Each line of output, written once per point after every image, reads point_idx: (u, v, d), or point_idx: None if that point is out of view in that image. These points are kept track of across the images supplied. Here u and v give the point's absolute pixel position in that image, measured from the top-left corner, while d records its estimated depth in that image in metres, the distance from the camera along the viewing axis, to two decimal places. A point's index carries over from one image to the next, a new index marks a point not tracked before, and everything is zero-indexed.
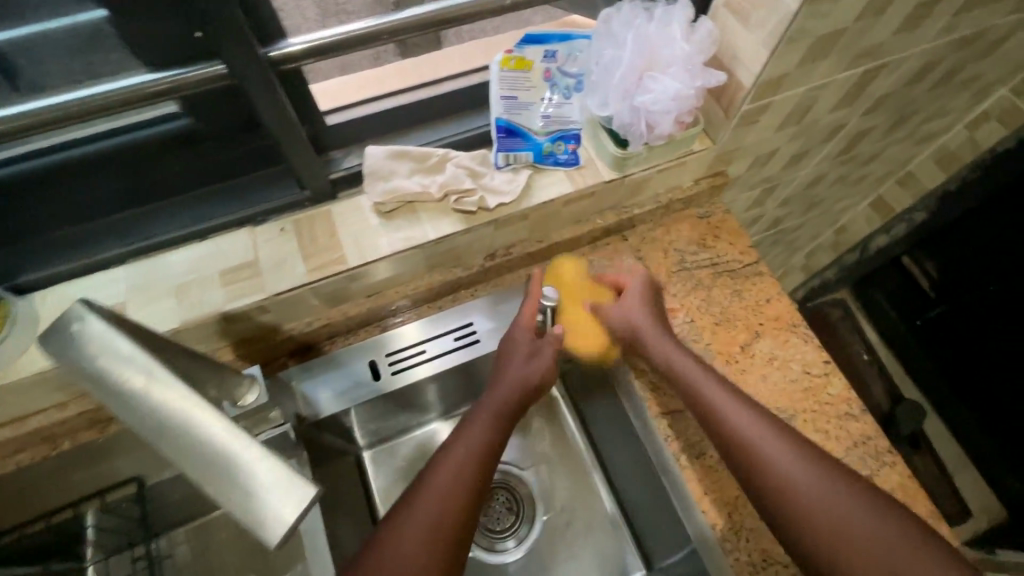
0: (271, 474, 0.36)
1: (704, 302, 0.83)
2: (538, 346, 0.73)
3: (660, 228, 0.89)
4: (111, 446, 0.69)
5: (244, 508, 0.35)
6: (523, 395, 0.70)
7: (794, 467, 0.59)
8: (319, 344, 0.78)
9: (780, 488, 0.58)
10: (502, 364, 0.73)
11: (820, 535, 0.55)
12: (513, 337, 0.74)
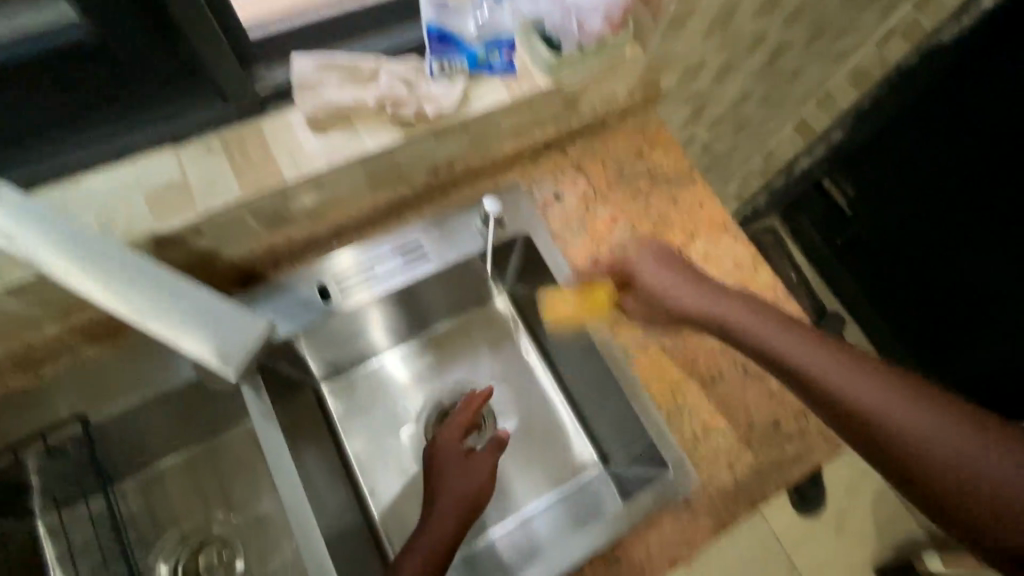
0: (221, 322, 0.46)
1: (643, 209, 0.87)
2: (478, 455, 0.76)
3: (599, 141, 0.91)
4: (50, 389, 0.67)
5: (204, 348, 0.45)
6: (467, 507, 0.72)
7: (862, 377, 0.60)
8: (263, 272, 0.76)
9: (860, 406, 0.58)
10: (436, 482, 0.74)
11: (907, 447, 0.55)
12: (446, 450, 0.77)
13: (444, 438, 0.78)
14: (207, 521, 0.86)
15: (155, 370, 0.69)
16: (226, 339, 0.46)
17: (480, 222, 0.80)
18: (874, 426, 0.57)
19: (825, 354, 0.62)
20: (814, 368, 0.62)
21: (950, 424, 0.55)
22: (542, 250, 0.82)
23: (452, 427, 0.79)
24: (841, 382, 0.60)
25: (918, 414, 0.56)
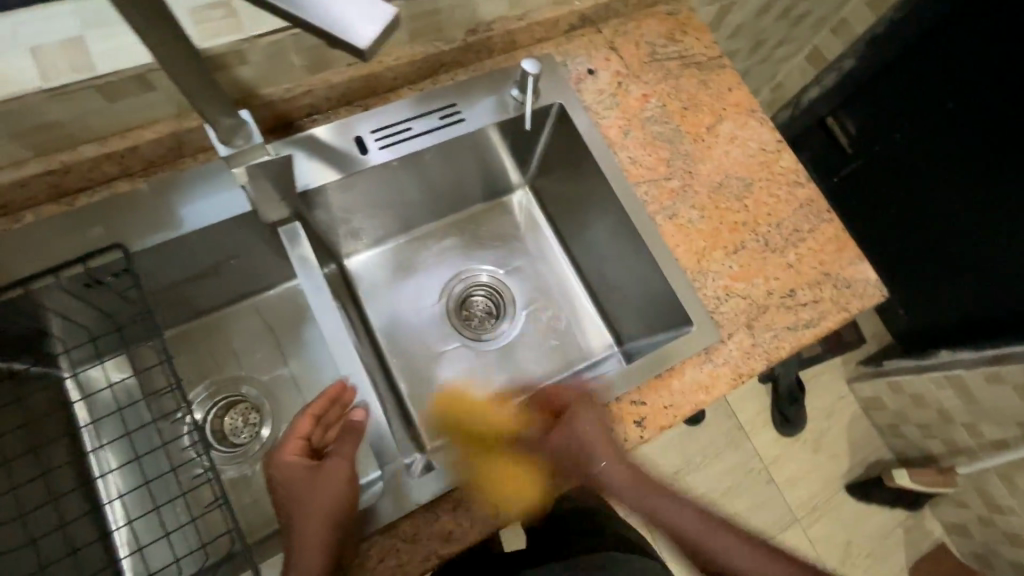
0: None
1: (674, 89, 0.88)
2: (326, 467, 0.60)
3: (632, 22, 0.90)
4: (94, 213, 0.67)
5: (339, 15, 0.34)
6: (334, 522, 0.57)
7: (721, 538, 0.71)
8: (298, 121, 0.76)
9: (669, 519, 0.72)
10: (290, 510, 0.58)
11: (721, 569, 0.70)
12: (283, 482, 0.60)
13: (278, 468, 0.60)
14: (235, 379, 0.88)
15: (196, 202, 0.68)
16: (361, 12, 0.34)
17: (518, 90, 0.81)
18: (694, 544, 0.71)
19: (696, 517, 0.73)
20: (679, 520, 0.72)
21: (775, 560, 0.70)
22: (574, 122, 0.83)
23: (286, 447, 0.61)
24: (643, 491, 0.72)
25: (734, 550, 0.70)
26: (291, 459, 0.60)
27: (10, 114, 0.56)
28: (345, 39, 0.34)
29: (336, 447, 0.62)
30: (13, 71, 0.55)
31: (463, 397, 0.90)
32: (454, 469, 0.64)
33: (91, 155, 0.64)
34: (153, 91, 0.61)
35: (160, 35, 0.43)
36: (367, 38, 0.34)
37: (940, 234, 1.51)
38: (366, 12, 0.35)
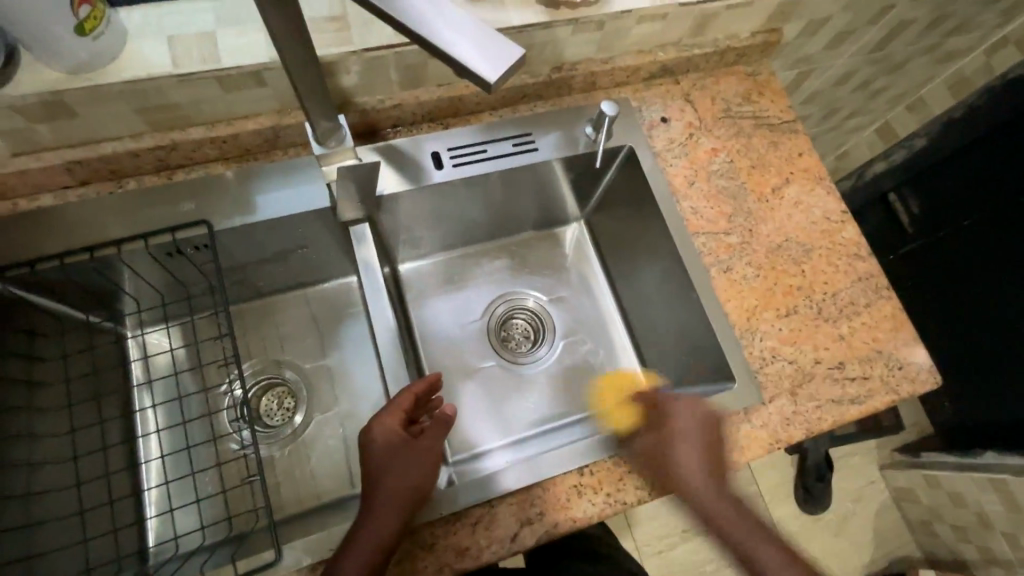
0: (488, 29, 0.39)
1: (744, 147, 0.89)
2: (421, 445, 0.65)
3: (710, 77, 0.92)
4: (186, 188, 0.71)
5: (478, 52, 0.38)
6: (414, 498, 0.61)
7: (726, 506, 0.66)
8: (382, 131, 0.81)
9: (716, 510, 0.66)
10: (379, 473, 0.61)
11: (705, 513, 0.66)
12: (383, 446, 0.62)
13: (382, 430, 0.63)
14: (278, 363, 0.92)
15: (278, 192, 0.73)
16: (494, 49, 0.38)
17: (591, 128, 0.84)
18: (688, 491, 0.66)
19: (715, 491, 0.66)
20: (708, 497, 0.66)
21: (758, 528, 0.66)
22: (642, 165, 0.85)
23: (395, 415, 0.64)
24: (678, 455, 0.68)
25: (787, 561, 0.64)
26: (397, 427, 0.63)
27: (135, 90, 0.61)
28: (477, 72, 0.38)
29: (429, 430, 0.67)
30: (153, 57, 0.61)
31: (491, 417, 0.91)
32: (476, 489, 0.64)
33: (197, 136, 0.69)
34: (265, 86, 0.67)
35: (286, 38, 0.48)
36: (496, 74, 0.38)
37: (996, 336, 1.41)
38: (497, 52, 0.38)
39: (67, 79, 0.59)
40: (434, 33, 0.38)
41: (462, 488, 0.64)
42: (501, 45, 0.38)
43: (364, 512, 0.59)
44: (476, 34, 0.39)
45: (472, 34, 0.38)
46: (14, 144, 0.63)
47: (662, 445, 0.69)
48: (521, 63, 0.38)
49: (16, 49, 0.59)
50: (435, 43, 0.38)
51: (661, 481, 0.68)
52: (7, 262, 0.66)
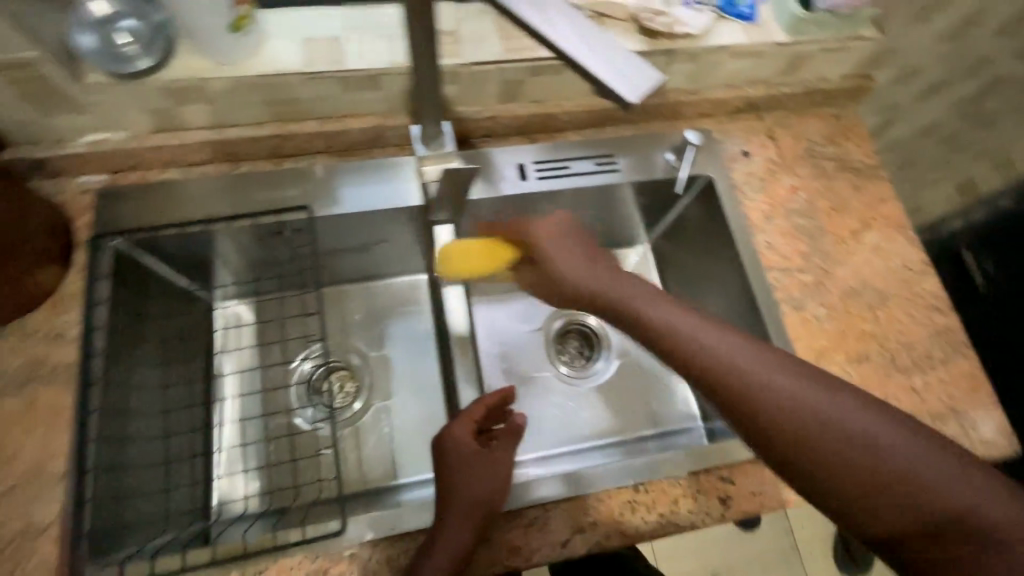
0: (629, 54, 0.42)
1: (825, 188, 0.89)
2: (494, 454, 0.67)
3: (795, 116, 0.93)
4: (294, 175, 0.77)
5: (619, 77, 0.41)
6: (487, 506, 0.63)
7: (785, 374, 0.54)
8: (473, 140, 0.85)
9: (757, 385, 0.53)
10: (453, 479, 0.64)
11: (745, 392, 0.54)
12: (457, 453, 0.66)
13: (454, 439, 0.67)
14: (343, 346, 0.94)
15: (375, 187, 0.78)
16: (633, 72, 0.41)
17: (674, 154, 0.86)
18: (699, 364, 0.57)
19: (729, 337, 0.57)
20: (723, 357, 0.56)
21: (814, 381, 0.53)
22: (720, 196, 0.86)
23: (465, 423, 0.68)
24: (689, 334, 0.59)
25: (868, 415, 0.51)
26: (469, 436, 0.67)
27: (268, 83, 0.68)
28: (617, 91, 0.40)
29: (499, 439, 0.70)
30: (287, 56, 0.68)
31: (536, 429, 0.92)
32: (532, 490, 0.66)
33: (311, 129, 0.75)
34: (379, 90, 0.72)
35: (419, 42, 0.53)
36: (636, 98, 0.41)
37: None
38: (638, 78, 0.41)
39: (213, 68, 0.66)
40: (581, 56, 0.41)
41: (521, 487, 0.66)
42: (641, 69, 0.41)
43: (439, 515, 0.62)
44: (618, 60, 0.42)
45: (614, 57, 0.42)
46: (156, 121, 0.71)
47: (659, 326, 0.61)
48: (656, 88, 0.41)
49: (175, 38, 0.66)
50: (581, 61, 0.41)
51: (681, 361, 0.58)
52: (134, 225, 0.73)
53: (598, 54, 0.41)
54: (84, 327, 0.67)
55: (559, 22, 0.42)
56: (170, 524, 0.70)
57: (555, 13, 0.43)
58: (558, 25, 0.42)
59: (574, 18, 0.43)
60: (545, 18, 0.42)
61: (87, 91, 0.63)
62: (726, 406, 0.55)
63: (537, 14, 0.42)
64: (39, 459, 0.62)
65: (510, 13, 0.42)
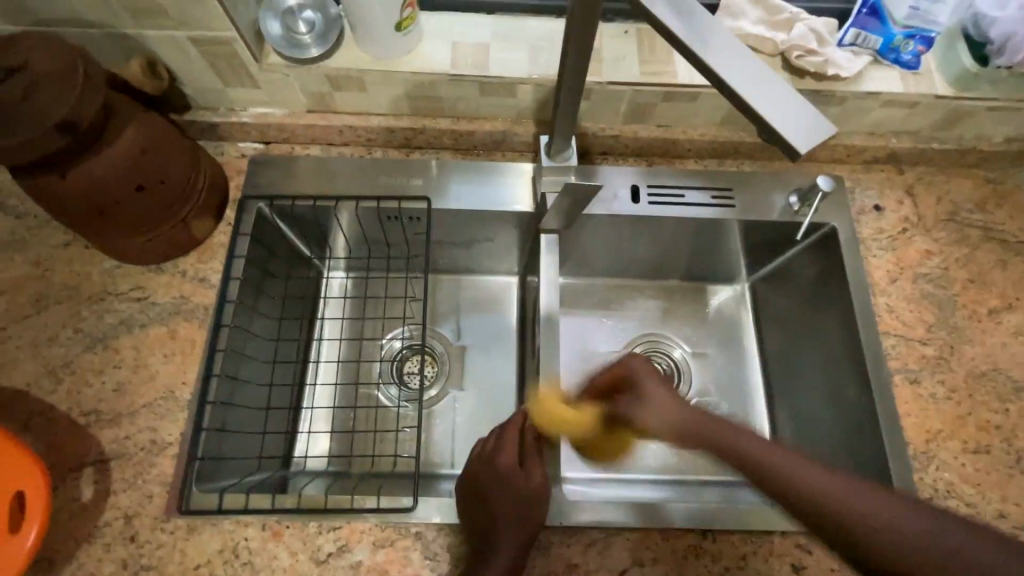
0: (806, 102, 0.40)
1: (964, 257, 0.81)
2: (529, 478, 0.67)
3: (942, 175, 0.86)
4: (419, 166, 0.82)
5: (788, 124, 0.39)
6: (533, 513, 0.65)
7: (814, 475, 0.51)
8: (591, 155, 0.86)
9: (780, 474, 0.52)
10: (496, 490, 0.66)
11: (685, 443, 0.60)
12: (496, 464, 0.68)
13: (498, 452, 0.69)
14: (431, 332, 0.98)
15: (491, 188, 0.81)
16: (807, 123, 0.39)
17: (797, 198, 0.82)
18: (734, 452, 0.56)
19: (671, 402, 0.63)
20: (737, 436, 0.56)
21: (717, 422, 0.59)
22: (841, 248, 0.81)
23: (509, 452, 0.69)
24: (715, 425, 0.58)
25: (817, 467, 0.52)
26: (511, 448, 0.70)
27: (414, 80, 0.72)
28: (786, 139, 0.39)
29: (531, 463, 0.69)
30: (437, 57, 0.72)
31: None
32: (600, 514, 0.66)
33: (443, 127, 0.80)
34: (512, 98, 0.75)
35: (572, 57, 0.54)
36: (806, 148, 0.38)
37: None
38: (810, 128, 0.39)
39: (371, 61, 0.72)
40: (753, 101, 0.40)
41: (588, 507, 0.66)
42: (814, 120, 0.39)
43: (489, 521, 0.63)
44: (790, 108, 0.40)
45: (788, 104, 0.40)
46: (311, 102, 0.78)
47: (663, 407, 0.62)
48: (828, 141, 0.39)
49: (343, 31, 0.72)
50: (751, 104, 0.40)
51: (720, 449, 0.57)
52: (277, 193, 0.81)
53: (770, 100, 0.40)
54: (223, 276, 0.75)
55: (733, 62, 0.41)
56: (261, 465, 0.77)
57: (730, 51, 0.42)
58: (731, 64, 0.41)
59: (750, 61, 0.42)
60: (719, 56, 0.42)
61: (262, 70, 0.71)
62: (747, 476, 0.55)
63: (710, 52, 0.42)
64: (171, 385, 0.70)
65: (683, 47, 0.42)
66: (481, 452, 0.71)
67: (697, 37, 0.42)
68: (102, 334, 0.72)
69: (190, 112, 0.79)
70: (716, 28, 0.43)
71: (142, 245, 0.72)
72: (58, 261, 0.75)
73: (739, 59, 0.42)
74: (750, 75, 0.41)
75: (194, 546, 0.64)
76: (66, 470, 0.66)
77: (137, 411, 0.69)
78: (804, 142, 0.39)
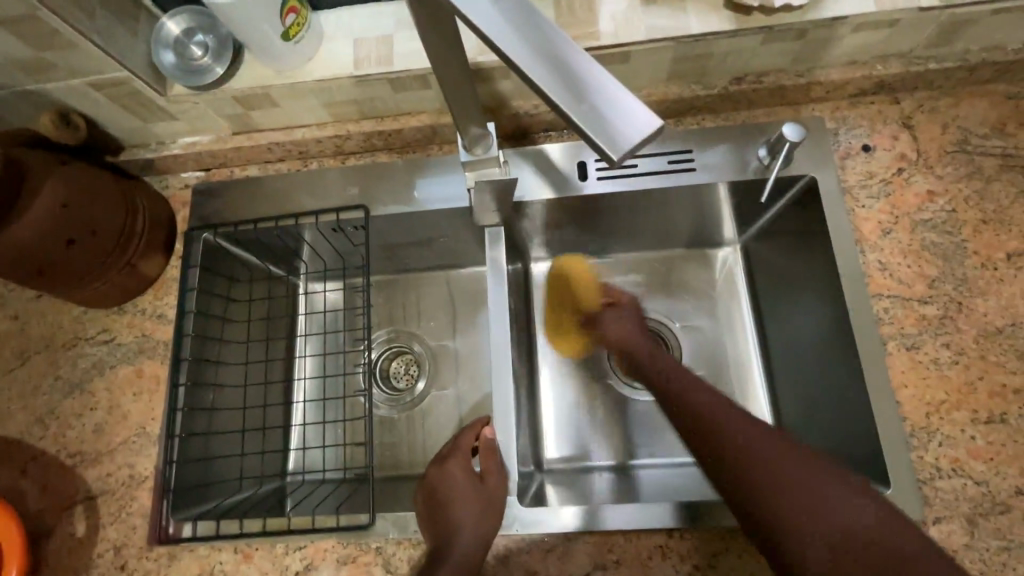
0: (628, 96, 0.36)
1: (977, 194, 0.69)
2: (485, 487, 0.64)
3: (947, 98, 0.72)
4: (354, 174, 0.79)
5: (603, 122, 0.35)
6: (478, 533, 0.61)
7: (797, 469, 0.47)
8: (533, 134, 0.80)
9: (744, 449, 0.49)
10: (445, 511, 0.63)
11: (677, 412, 0.57)
12: (446, 486, 0.65)
13: (444, 474, 0.66)
14: (409, 333, 0.97)
15: (429, 187, 0.77)
16: (625, 122, 0.35)
17: (766, 151, 0.72)
18: (710, 427, 0.53)
19: (692, 385, 0.59)
20: (739, 437, 0.51)
21: (720, 409, 0.54)
22: (824, 202, 0.71)
23: (463, 461, 0.67)
24: (698, 403, 0.56)
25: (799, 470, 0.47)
26: (459, 468, 0.66)
27: (324, 87, 0.69)
28: (601, 145, 0.35)
29: (488, 469, 0.66)
30: (340, 59, 0.69)
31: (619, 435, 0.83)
32: (568, 519, 0.64)
33: (368, 129, 0.76)
34: (429, 89, 0.70)
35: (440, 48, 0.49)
36: (623, 149, 0.35)
37: None
38: (632, 123, 0.35)
39: (274, 75, 0.69)
40: (567, 98, 0.36)
41: (551, 513, 0.64)
42: (636, 116, 0.35)
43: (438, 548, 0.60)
44: (610, 100, 0.36)
45: (605, 97, 0.36)
46: (235, 125, 0.76)
47: (669, 374, 0.63)
48: (654, 137, 0.35)
49: (241, 50, 0.69)
50: (562, 106, 0.36)
51: (682, 414, 0.57)
52: (220, 221, 0.80)
53: (586, 96, 0.36)
54: (177, 311, 0.76)
55: (547, 55, 0.37)
56: (243, 485, 0.79)
57: (549, 43, 0.38)
58: (548, 61, 0.37)
59: (572, 51, 0.38)
60: (536, 56, 0.38)
61: (172, 102, 0.70)
62: (718, 456, 0.51)
63: (528, 52, 0.38)
64: (143, 422, 0.74)
65: (497, 51, 0.38)
66: (430, 476, 0.67)
67: (516, 35, 0.38)
68: (78, 379, 0.76)
69: (124, 151, 0.79)
70: (537, 21, 0.39)
71: (94, 294, 0.74)
72: (33, 313, 0.80)
73: (555, 52, 0.38)
74: (567, 68, 0.37)
75: (175, 571, 0.67)
76: (61, 509, 0.71)
77: (115, 449, 0.73)
78: (620, 143, 0.35)
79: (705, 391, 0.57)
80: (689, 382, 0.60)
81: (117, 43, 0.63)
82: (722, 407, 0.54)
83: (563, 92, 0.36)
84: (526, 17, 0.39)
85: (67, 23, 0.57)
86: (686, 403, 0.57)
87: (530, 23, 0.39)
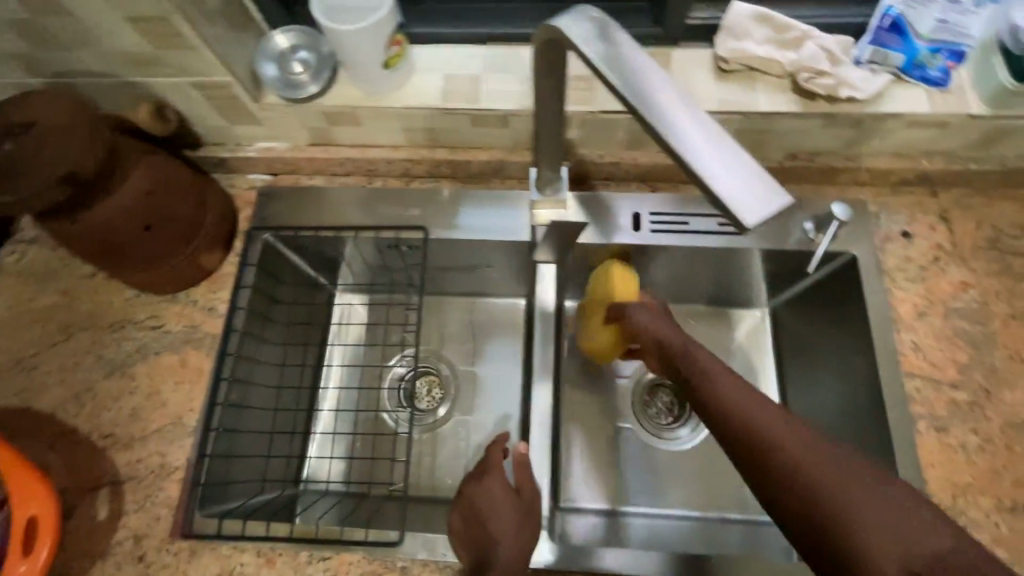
0: (758, 172, 0.38)
1: (1008, 290, 0.73)
2: (522, 501, 0.66)
3: (983, 197, 0.78)
4: (415, 196, 0.82)
5: (735, 191, 0.37)
6: (519, 544, 0.62)
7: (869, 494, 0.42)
8: (591, 180, 0.84)
9: (804, 462, 0.45)
10: (485, 525, 0.63)
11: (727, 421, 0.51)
12: (484, 498, 0.65)
13: (482, 487, 0.66)
14: (435, 355, 0.97)
15: (485, 217, 0.80)
16: (752, 196, 0.37)
17: (813, 225, 0.76)
18: (743, 427, 0.49)
19: (742, 389, 0.52)
20: (792, 449, 0.46)
21: (761, 406, 0.50)
22: (863, 278, 0.75)
23: (500, 476, 0.67)
24: (735, 400, 0.52)
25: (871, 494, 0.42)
26: (497, 481, 0.66)
27: (410, 113, 0.73)
28: (731, 212, 0.36)
29: (524, 484, 0.66)
30: (430, 90, 0.73)
31: (637, 482, 0.83)
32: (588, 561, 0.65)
33: (440, 157, 0.80)
34: (505, 128, 0.75)
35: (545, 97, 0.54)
36: (753, 219, 0.36)
37: None
38: (763, 198, 0.37)
39: (365, 98, 0.73)
40: (698, 164, 0.38)
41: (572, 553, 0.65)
42: (765, 191, 0.37)
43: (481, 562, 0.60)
44: (740, 173, 0.38)
45: (735, 169, 0.38)
46: (314, 135, 0.80)
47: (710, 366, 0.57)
48: (783, 214, 0.36)
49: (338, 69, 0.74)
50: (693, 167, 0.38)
51: (721, 422, 0.52)
52: (280, 224, 0.83)
53: (718, 165, 0.38)
54: (229, 307, 0.77)
55: (680, 121, 0.40)
56: (265, 487, 0.79)
57: (674, 104, 0.41)
58: (671, 118, 0.40)
59: (704, 123, 0.40)
60: (669, 119, 0.40)
61: (263, 109, 0.73)
62: (763, 476, 0.46)
63: (662, 114, 0.40)
64: (180, 411, 0.75)
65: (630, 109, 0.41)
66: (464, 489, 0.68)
67: (650, 98, 0.41)
68: (120, 361, 0.77)
69: (202, 148, 0.83)
70: (669, 88, 0.42)
71: (151, 279, 0.76)
72: (84, 291, 0.81)
73: (688, 120, 0.40)
74: (699, 137, 0.39)
75: (196, 567, 0.67)
76: (86, 489, 0.71)
77: (148, 436, 0.73)
78: (750, 212, 0.36)
79: (756, 401, 0.51)
80: (742, 391, 0.52)
81: (228, 51, 0.67)
82: (765, 409, 0.50)
83: (694, 158, 0.38)
84: (661, 82, 0.42)
85: (192, 28, 0.61)
86: (726, 408, 0.52)
87: (665, 89, 0.41)
